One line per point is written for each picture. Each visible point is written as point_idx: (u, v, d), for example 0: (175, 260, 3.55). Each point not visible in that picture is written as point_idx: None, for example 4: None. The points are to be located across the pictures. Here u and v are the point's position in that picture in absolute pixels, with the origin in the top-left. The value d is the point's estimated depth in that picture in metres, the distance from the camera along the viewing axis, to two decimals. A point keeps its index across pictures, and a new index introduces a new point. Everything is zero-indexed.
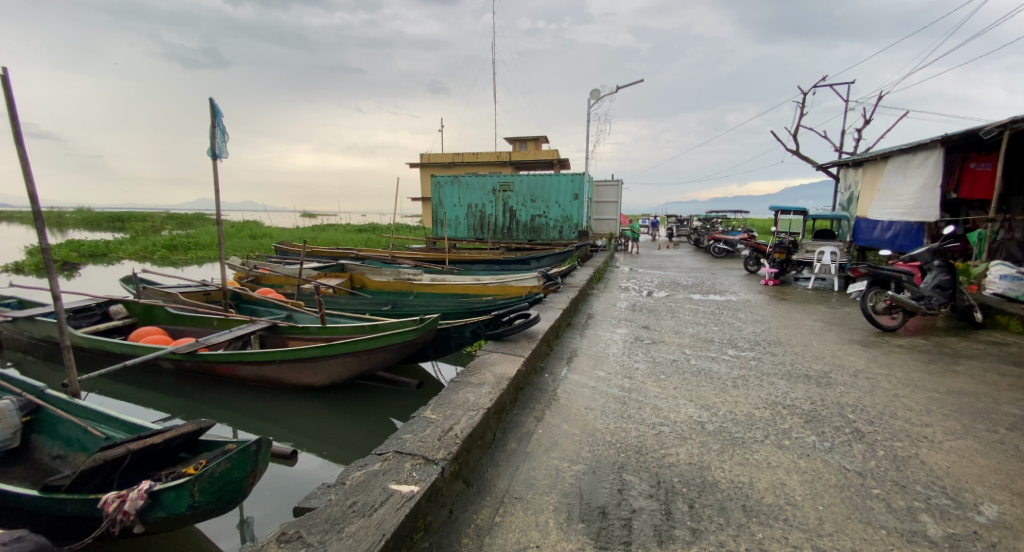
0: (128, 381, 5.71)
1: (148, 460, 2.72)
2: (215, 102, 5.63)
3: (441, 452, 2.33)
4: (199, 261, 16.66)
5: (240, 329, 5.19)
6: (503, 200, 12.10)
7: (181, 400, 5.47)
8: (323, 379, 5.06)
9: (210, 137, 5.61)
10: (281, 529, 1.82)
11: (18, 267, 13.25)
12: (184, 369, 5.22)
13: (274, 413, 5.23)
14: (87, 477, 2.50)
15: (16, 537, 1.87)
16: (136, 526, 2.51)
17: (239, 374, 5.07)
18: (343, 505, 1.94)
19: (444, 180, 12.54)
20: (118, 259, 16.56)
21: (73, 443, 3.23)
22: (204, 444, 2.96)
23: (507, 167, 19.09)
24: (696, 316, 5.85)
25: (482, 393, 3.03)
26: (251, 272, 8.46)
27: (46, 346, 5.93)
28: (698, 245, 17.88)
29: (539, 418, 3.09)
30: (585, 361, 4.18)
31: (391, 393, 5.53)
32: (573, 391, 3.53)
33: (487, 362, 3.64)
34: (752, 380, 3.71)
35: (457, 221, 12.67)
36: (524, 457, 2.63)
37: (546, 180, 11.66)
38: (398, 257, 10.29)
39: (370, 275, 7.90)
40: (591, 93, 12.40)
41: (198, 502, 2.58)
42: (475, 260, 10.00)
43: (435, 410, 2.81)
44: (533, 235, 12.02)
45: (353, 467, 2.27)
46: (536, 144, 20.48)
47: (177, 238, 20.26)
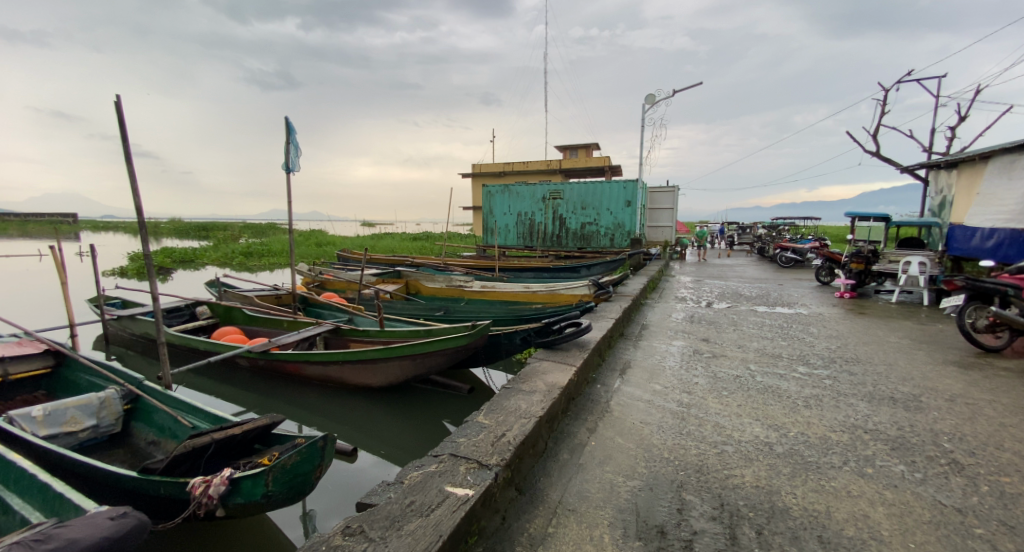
0: (210, 376, 6.25)
1: (227, 449, 2.98)
2: (289, 120, 6.12)
3: (494, 457, 2.35)
4: (271, 268, 17.99)
5: (306, 330, 5.56)
6: (553, 208, 12.10)
7: (254, 395, 5.90)
8: (380, 380, 5.27)
9: (284, 153, 6.09)
10: (344, 523, 1.90)
11: (123, 271, 14.98)
12: (257, 365, 5.65)
13: (335, 411, 5.51)
14: (177, 461, 2.76)
15: (122, 512, 2.08)
16: (217, 510, 2.73)
17: (305, 373, 5.41)
18: (402, 503, 2.00)
19: (494, 189, 12.79)
20: (203, 264, 18.41)
21: (165, 431, 3.60)
22: (275, 437, 3.19)
23: (558, 175, 19.04)
24: (761, 330, 5.48)
25: (534, 400, 3.03)
26: (316, 277, 9.01)
27: (144, 342, 6.65)
28: (762, 255, 16.84)
29: (591, 430, 3.03)
30: (639, 373, 4.04)
31: (443, 396, 5.64)
32: (627, 404, 3.42)
33: (538, 370, 3.62)
34: (827, 400, 3.43)
35: (507, 229, 12.81)
36: (576, 468, 2.58)
37: (596, 188, 11.52)
38: (449, 264, 10.56)
39: (423, 282, 8.10)
40: (646, 98, 12.05)
41: (271, 491, 2.77)
42: (524, 267, 10.05)
43: (487, 416, 2.84)
44: (583, 242, 11.89)
45: (411, 467, 2.34)
46: (587, 151, 20.20)
47: (253, 246, 22.10)
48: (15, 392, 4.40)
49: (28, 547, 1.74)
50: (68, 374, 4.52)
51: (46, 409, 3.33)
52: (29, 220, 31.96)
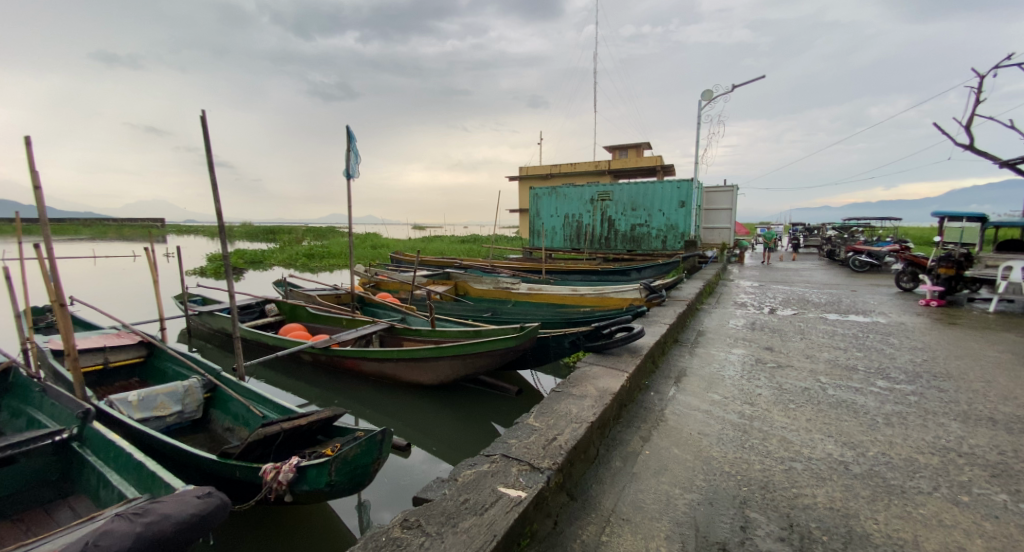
0: (277, 370, 6.71)
1: (294, 438, 3.18)
2: (349, 129, 6.46)
3: (546, 460, 2.34)
4: (330, 269, 19.00)
5: (363, 329, 5.84)
6: (602, 209, 11.89)
7: (315, 389, 6.26)
8: (432, 378, 5.41)
9: (345, 160, 6.43)
10: (402, 515, 1.97)
11: (202, 271, 16.39)
12: (319, 360, 6.00)
13: (390, 406, 5.72)
14: (251, 447, 2.98)
15: (207, 491, 2.27)
16: (286, 495, 2.91)
17: (362, 369, 5.68)
18: (456, 500, 2.04)
19: (541, 191, 12.77)
20: (270, 265, 19.76)
21: (239, 419, 3.91)
22: (336, 429, 3.37)
23: (606, 176, 18.68)
24: (832, 340, 5.07)
25: (585, 405, 2.99)
26: (371, 278, 9.41)
27: (221, 336, 7.26)
28: (832, 258, 15.60)
29: (645, 439, 2.94)
30: (696, 382, 3.87)
31: (493, 397, 5.69)
32: (683, 414, 3.28)
33: (589, 375, 3.57)
34: (911, 419, 3.11)
35: (554, 231, 12.74)
36: (629, 478, 2.51)
37: (647, 188, 11.21)
38: (497, 267, 10.66)
39: (471, 283, 8.22)
40: (703, 94, 11.55)
41: (334, 481, 2.93)
42: (571, 270, 9.96)
43: (538, 418, 2.84)
44: (633, 245, 11.59)
45: (464, 465, 2.38)
46: (637, 151, 19.68)
47: (314, 248, 23.43)
48: (113, 379, 4.94)
49: (130, 519, 1.95)
50: (157, 363, 5.01)
51: (140, 395, 3.78)
52: (126, 225, 35.82)
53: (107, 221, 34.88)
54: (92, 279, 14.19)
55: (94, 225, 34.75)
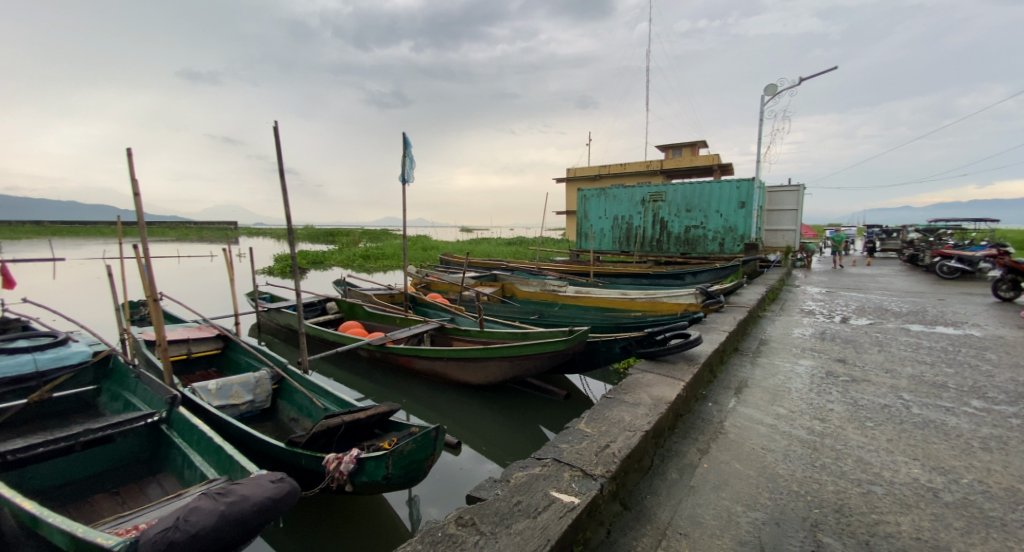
0: (336, 364, 7.08)
1: (354, 431, 3.35)
2: (406, 135, 6.72)
3: (599, 467, 2.29)
4: (384, 269, 19.82)
5: (416, 328, 6.08)
6: (653, 211, 11.53)
7: (371, 384, 6.54)
8: (481, 378, 5.49)
9: (401, 165, 6.69)
10: (457, 513, 2.00)
11: (270, 270, 17.67)
12: (375, 357, 6.27)
13: (441, 404, 5.86)
14: (315, 437, 3.15)
15: (279, 477, 2.42)
16: (347, 485, 3.06)
17: (415, 366, 5.87)
18: (509, 502, 2.05)
19: (590, 193, 12.59)
20: (330, 265, 20.90)
21: (303, 410, 4.17)
22: (392, 424, 3.51)
23: (659, 176, 18.12)
24: (916, 354, 4.60)
25: (639, 413, 2.90)
26: (422, 279, 9.70)
27: (287, 331, 7.77)
28: (915, 263, 14.20)
29: (703, 451, 2.82)
30: (758, 394, 3.65)
31: (541, 400, 5.67)
32: (745, 427, 3.10)
33: (642, 382, 3.46)
34: (1015, 445, 2.76)
35: (602, 233, 12.52)
36: (687, 490, 2.41)
37: (703, 188, 10.77)
38: (543, 269, 10.64)
39: (518, 286, 8.26)
40: (766, 88, 10.91)
41: (391, 474, 3.04)
42: (621, 273, 9.75)
43: (589, 424, 2.80)
44: (687, 247, 11.17)
45: (516, 467, 2.39)
46: (692, 150, 18.95)
47: (370, 250, 24.52)
48: (195, 368, 5.41)
49: (214, 498, 2.12)
50: (232, 355, 5.44)
51: (218, 384, 4.13)
52: (206, 227, 39.29)
53: (189, 223, 38.34)
54: (178, 276, 15.67)
55: (179, 228, 38.39)
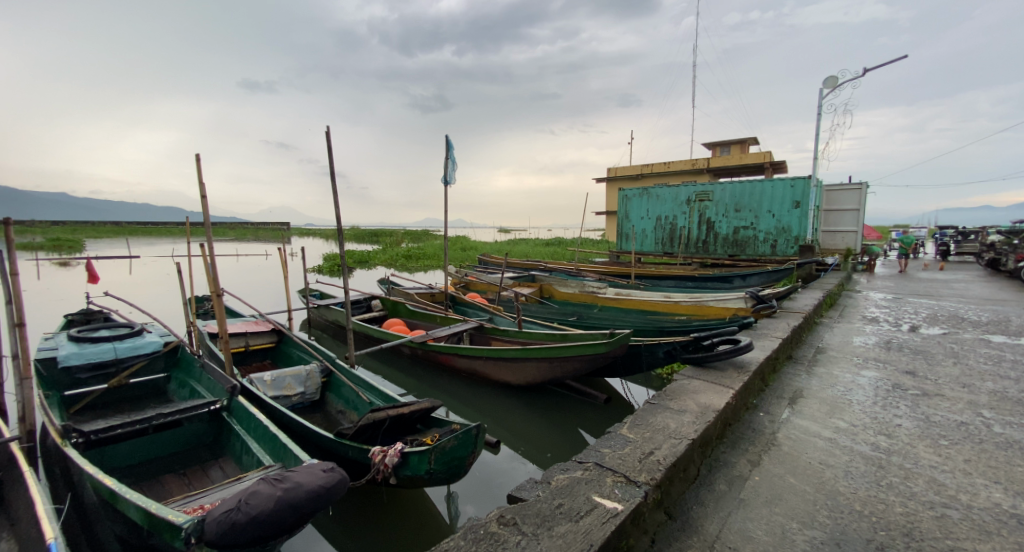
0: (380, 360, 7.33)
1: (398, 425, 3.46)
2: (448, 137, 6.85)
3: (643, 475, 2.23)
4: (426, 269, 20.28)
5: (455, 327, 6.21)
6: (699, 211, 11.12)
7: (413, 380, 6.71)
8: (520, 378, 5.51)
9: (443, 166, 6.83)
10: (498, 512, 2.01)
11: (320, 268, 18.53)
12: (416, 354, 6.43)
13: (480, 403, 5.92)
14: (362, 430, 3.27)
15: (331, 466, 2.52)
16: (391, 478, 3.15)
17: (454, 364, 5.98)
18: (551, 504, 2.04)
19: (632, 193, 12.30)
20: (374, 265, 21.63)
21: (350, 403, 4.34)
22: (434, 420, 3.60)
23: (705, 175, 17.48)
24: (998, 367, 4.19)
25: (685, 420, 2.81)
26: (462, 278, 9.84)
27: (335, 327, 8.13)
28: (997, 268, 12.93)
29: (754, 462, 2.69)
30: (815, 405, 3.44)
31: (581, 404, 5.60)
32: (800, 440, 2.93)
33: (687, 389, 3.35)
34: None
35: (644, 234, 12.18)
36: (736, 503, 2.31)
37: (754, 187, 10.28)
38: (583, 270, 10.53)
39: (557, 286, 8.21)
40: (825, 81, 10.28)
41: (433, 469, 3.11)
42: (664, 275, 9.49)
43: (631, 430, 2.74)
44: (735, 249, 10.71)
45: (557, 470, 2.37)
46: (741, 147, 18.15)
47: (413, 250, 25.15)
48: (252, 360, 5.76)
49: (272, 483, 2.25)
50: (285, 348, 5.73)
51: (272, 375, 4.37)
52: (261, 227, 41.71)
53: (246, 224, 40.80)
54: (237, 274, 16.70)
55: (238, 228, 40.90)
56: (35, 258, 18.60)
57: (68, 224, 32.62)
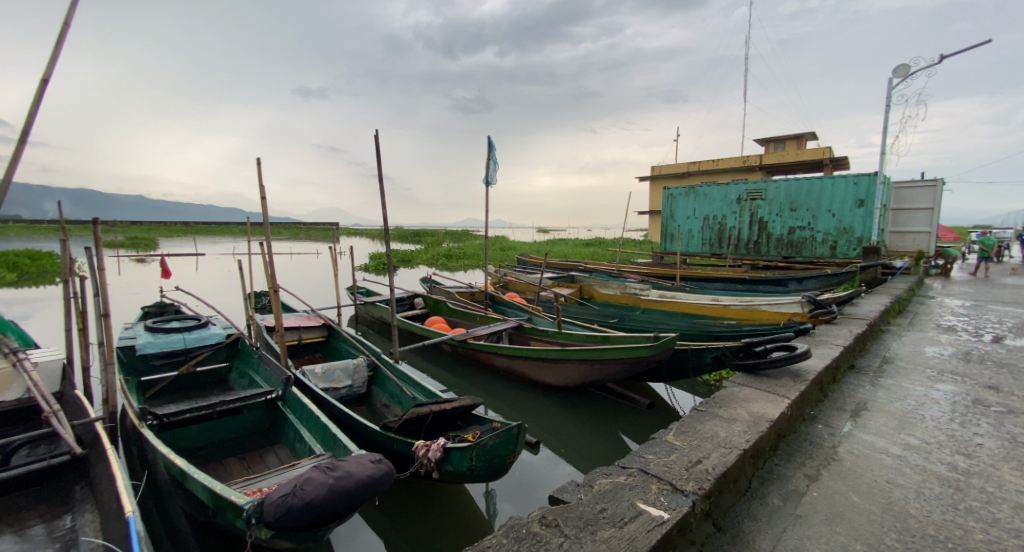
0: (422, 357, 7.51)
1: (440, 421, 3.54)
2: (490, 138, 6.91)
3: (690, 483, 2.15)
4: (466, 269, 20.60)
5: (495, 326, 6.26)
6: (750, 210, 10.59)
7: (453, 377, 6.83)
8: (559, 380, 5.48)
9: (485, 167, 6.91)
10: (540, 513, 2.01)
11: (365, 267, 19.23)
12: (456, 352, 6.54)
13: (519, 402, 5.93)
14: (406, 424, 3.36)
15: (378, 458, 2.60)
16: (434, 472, 3.22)
17: (494, 363, 6.03)
18: (594, 508, 2.01)
19: (678, 192, 11.87)
20: (416, 264, 22.19)
21: (394, 398, 4.48)
22: (475, 417, 3.64)
23: (757, 173, 16.67)
24: None
25: (736, 430, 2.68)
26: (501, 278, 9.89)
27: (380, 323, 8.40)
28: None
29: (812, 477, 2.52)
30: (881, 419, 3.19)
31: (622, 408, 5.49)
32: (865, 456, 2.73)
33: (738, 397, 3.21)
34: None
35: (690, 235, 11.74)
36: (792, 520, 2.18)
37: (811, 185, 9.69)
38: (624, 271, 10.31)
39: (597, 288, 8.08)
40: (895, 70, 9.49)
41: (474, 466, 3.15)
42: (711, 277, 9.14)
43: (677, 437, 2.65)
44: (790, 251, 10.15)
45: (599, 474, 2.33)
46: (798, 143, 17.15)
47: (453, 250, 25.58)
48: (304, 353, 6.07)
49: (324, 471, 2.35)
50: (334, 343, 6.00)
51: (323, 368, 4.58)
52: (312, 227, 43.82)
53: (299, 224, 43.01)
54: (291, 271, 17.65)
55: (291, 228, 43.21)
56: (117, 254, 20.48)
57: (145, 224, 35.65)
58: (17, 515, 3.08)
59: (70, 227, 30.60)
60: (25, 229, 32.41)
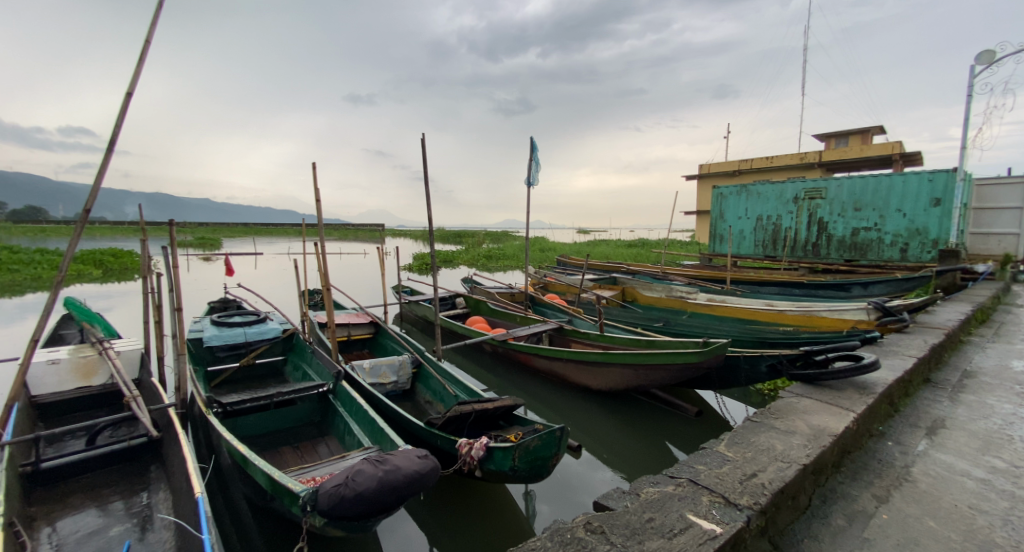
0: (464, 355, 7.63)
1: (482, 420, 3.57)
2: (532, 139, 6.91)
3: (744, 497, 2.05)
4: (506, 269, 20.77)
5: (535, 327, 6.26)
6: (808, 210, 9.97)
7: (493, 377, 6.88)
8: (601, 383, 5.39)
9: (527, 168, 6.92)
10: (585, 518, 1.98)
11: (410, 267, 19.79)
12: (497, 352, 6.60)
13: (559, 404, 5.89)
14: (449, 421, 3.42)
15: (425, 454, 2.65)
16: (476, 470, 3.25)
17: (534, 364, 6.03)
18: (641, 517, 1.96)
19: (728, 191, 11.38)
20: (458, 264, 22.62)
21: (437, 395, 4.57)
22: (516, 418, 3.65)
23: (815, 170, 15.69)
24: None
25: (795, 443, 2.52)
26: (542, 279, 9.88)
27: (424, 322, 8.62)
28: None
29: (881, 498, 2.33)
30: (963, 439, 2.90)
31: (668, 415, 5.32)
32: (943, 479, 2.49)
33: (796, 408, 3.03)
34: None
35: (741, 236, 11.23)
36: (858, 543, 2.02)
37: (879, 183, 8.99)
38: (669, 273, 10.01)
39: (641, 290, 7.88)
40: (979, 56, 8.64)
41: (517, 467, 3.15)
42: (763, 281, 8.70)
43: (730, 448, 2.54)
44: (854, 253, 9.47)
45: (646, 482, 2.27)
46: (863, 138, 16.00)
47: (494, 251, 25.80)
48: (352, 348, 6.32)
49: (375, 464, 2.43)
50: (381, 339, 6.21)
51: (370, 363, 4.74)
52: (359, 228, 45.69)
53: (348, 225, 44.96)
54: (341, 270, 18.43)
55: (341, 229, 45.21)
56: (187, 254, 22.16)
57: (211, 226, 38.37)
58: (101, 490, 3.40)
59: (147, 229, 33.47)
60: (110, 230, 35.76)
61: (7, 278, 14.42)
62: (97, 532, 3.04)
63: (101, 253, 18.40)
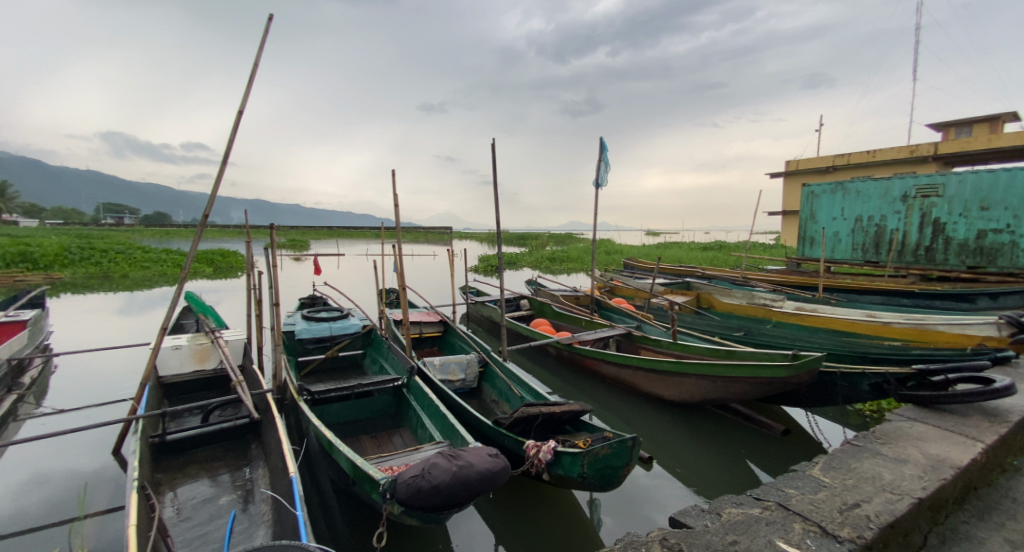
0: (528, 358, 7.68)
1: (549, 423, 3.57)
2: (602, 139, 6.79)
3: (845, 529, 1.84)
4: (570, 271, 20.68)
5: (603, 331, 6.14)
6: (920, 209, 8.78)
7: (557, 381, 6.85)
8: (675, 394, 5.14)
9: (596, 169, 6.81)
10: (662, 534, 1.89)
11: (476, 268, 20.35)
12: (562, 355, 6.57)
13: (627, 413, 5.71)
14: (516, 422, 3.45)
15: (496, 453, 2.68)
16: (544, 473, 3.25)
17: (600, 370, 5.92)
18: (722, 538, 1.83)
19: (820, 189, 10.36)
20: (522, 266, 22.86)
21: (504, 395, 4.64)
22: (584, 424, 3.61)
23: (928, 164, 13.83)
24: None
25: (907, 474, 2.23)
26: (609, 282, 9.66)
27: (490, 323, 8.80)
28: None
29: (1017, 544, 1.98)
30: None
31: (749, 432, 4.95)
32: None
33: (906, 434, 2.68)
34: None
35: (835, 238, 10.18)
36: None
37: (1015, 177, 7.69)
38: (749, 278, 9.33)
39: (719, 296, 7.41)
40: None
41: (585, 473, 3.10)
42: (861, 289, 7.81)
43: (826, 473, 2.30)
44: (980, 259, 8.19)
45: (727, 501, 2.13)
46: (992, 126, 13.84)
47: (559, 253, 25.76)
48: (423, 345, 6.61)
49: (449, 459, 2.51)
50: (449, 337, 6.44)
51: (441, 360, 4.91)
52: (430, 230, 47.91)
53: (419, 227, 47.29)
54: (413, 270, 19.39)
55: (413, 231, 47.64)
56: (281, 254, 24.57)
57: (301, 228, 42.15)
58: (212, 463, 3.86)
59: (249, 231, 37.50)
60: (220, 232, 40.67)
61: (141, 274, 16.91)
62: (209, 500, 3.45)
63: (212, 252, 20.91)
